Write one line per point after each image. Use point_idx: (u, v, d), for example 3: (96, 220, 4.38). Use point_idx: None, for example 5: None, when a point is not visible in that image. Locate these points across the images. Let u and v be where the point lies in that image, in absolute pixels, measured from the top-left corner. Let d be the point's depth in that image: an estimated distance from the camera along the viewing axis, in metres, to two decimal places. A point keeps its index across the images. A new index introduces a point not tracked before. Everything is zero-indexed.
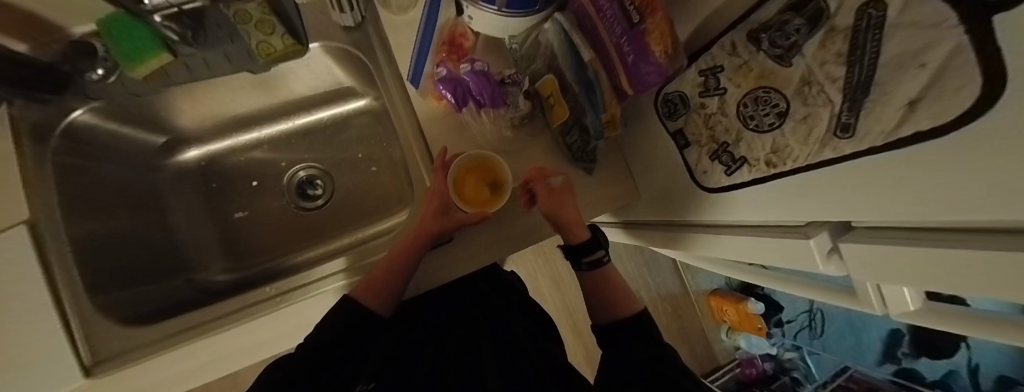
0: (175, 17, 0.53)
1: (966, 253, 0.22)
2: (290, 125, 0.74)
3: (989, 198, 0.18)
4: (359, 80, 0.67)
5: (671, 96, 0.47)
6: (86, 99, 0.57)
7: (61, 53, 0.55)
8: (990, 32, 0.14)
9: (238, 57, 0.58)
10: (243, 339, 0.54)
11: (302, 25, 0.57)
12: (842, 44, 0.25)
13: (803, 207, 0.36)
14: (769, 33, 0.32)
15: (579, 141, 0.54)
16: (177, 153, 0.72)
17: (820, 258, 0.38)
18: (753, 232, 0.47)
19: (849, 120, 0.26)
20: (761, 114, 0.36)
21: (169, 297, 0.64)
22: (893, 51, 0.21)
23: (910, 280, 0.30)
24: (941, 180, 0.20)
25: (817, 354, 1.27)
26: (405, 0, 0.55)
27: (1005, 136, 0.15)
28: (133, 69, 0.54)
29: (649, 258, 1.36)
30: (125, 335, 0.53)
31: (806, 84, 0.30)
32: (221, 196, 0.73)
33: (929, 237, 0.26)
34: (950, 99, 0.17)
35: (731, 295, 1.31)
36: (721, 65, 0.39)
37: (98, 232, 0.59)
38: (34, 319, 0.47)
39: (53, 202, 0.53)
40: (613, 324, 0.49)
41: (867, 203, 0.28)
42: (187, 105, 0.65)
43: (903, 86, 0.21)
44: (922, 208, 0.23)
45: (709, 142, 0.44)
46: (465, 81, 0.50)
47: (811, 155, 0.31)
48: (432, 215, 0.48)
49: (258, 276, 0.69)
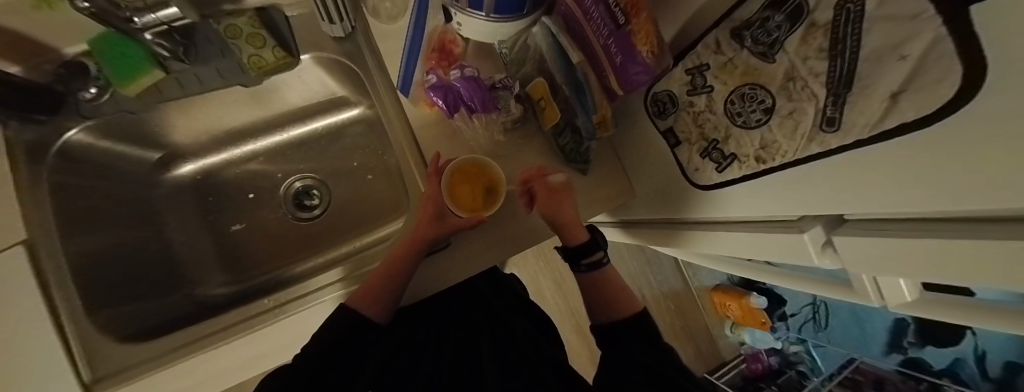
0: (164, 34, 0.53)
1: (958, 241, 0.22)
2: (285, 136, 0.74)
3: (973, 186, 0.18)
4: (351, 89, 0.68)
5: (660, 95, 0.47)
6: (79, 118, 0.57)
7: (54, 73, 0.55)
8: (968, 22, 0.14)
9: (229, 71, 0.58)
10: (244, 351, 0.53)
11: (293, 37, 0.57)
12: (822, 39, 0.25)
13: (795, 202, 0.36)
14: (752, 30, 0.32)
15: (572, 143, 0.54)
16: (173, 168, 0.72)
17: (815, 252, 0.38)
18: (750, 227, 0.47)
19: (834, 114, 0.26)
20: (748, 110, 0.36)
21: (169, 312, 0.63)
22: (873, 45, 0.21)
23: (909, 271, 0.29)
24: (928, 171, 0.20)
25: (823, 347, 1.26)
26: (394, 10, 0.57)
27: (985, 125, 0.15)
28: (124, 87, 0.54)
29: (649, 256, 1.36)
30: (125, 351, 0.52)
31: (791, 79, 0.30)
32: (218, 209, 0.73)
33: (921, 227, 0.27)
34: (932, 90, 0.18)
35: (733, 290, 1.30)
36: (706, 64, 0.39)
37: (95, 249, 0.59)
38: (35, 337, 0.47)
39: (49, 221, 0.54)
40: (612, 324, 0.49)
41: (856, 195, 0.28)
42: (181, 121, 0.66)
43: (884, 78, 0.21)
44: (911, 199, 0.23)
45: (699, 140, 0.44)
46: (456, 87, 0.50)
47: (800, 150, 0.31)
48: (427, 221, 0.48)
49: (257, 288, 0.69)
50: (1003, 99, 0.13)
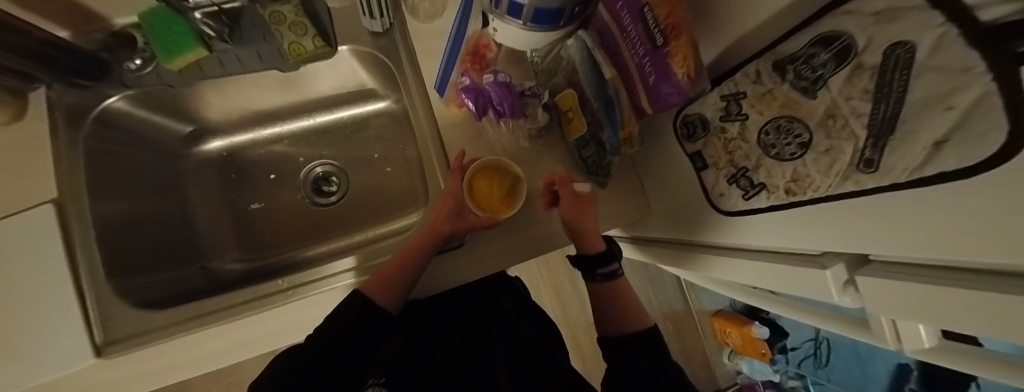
0: (213, 15, 0.56)
1: (980, 294, 0.22)
2: (312, 122, 0.76)
3: (992, 244, 0.18)
4: (381, 82, 0.69)
5: (690, 118, 0.48)
6: (121, 88, 0.59)
7: (103, 42, 0.58)
8: (1017, 84, 0.14)
9: (269, 55, 0.60)
10: (263, 323, 0.56)
11: (332, 29, 0.59)
12: (869, 80, 0.26)
13: (819, 238, 0.36)
14: (795, 65, 0.33)
15: (595, 156, 0.54)
16: (202, 143, 0.74)
17: (835, 289, 0.37)
18: (766, 256, 0.47)
19: (873, 156, 0.26)
20: (783, 143, 0.36)
21: (183, 283, 0.65)
22: (920, 93, 0.22)
23: (933, 319, 0.29)
24: (951, 218, 0.21)
25: (820, 385, 1.24)
26: (433, 10, 0.58)
27: (1019, 186, 0.15)
28: (170, 61, 0.56)
29: (653, 274, 1.35)
30: (138, 318, 0.53)
31: (831, 117, 0.30)
32: (240, 187, 0.75)
33: (942, 274, 0.27)
34: (975, 142, 0.18)
35: (737, 318, 1.28)
36: (743, 92, 0.40)
37: (121, 215, 0.61)
38: (56, 295, 0.49)
39: (80, 183, 0.55)
40: (623, 336, 0.49)
41: (880, 235, 0.28)
42: (215, 100, 0.68)
43: (930, 127, 0.21)
44: (931, 243, 0.24)
45: (728, 166, 0.44)
46: (487, 90, 0.51)
47: (832, 187, 0.31)
48: (445, 215, 0.49)
49: (270, 267, 0.70)
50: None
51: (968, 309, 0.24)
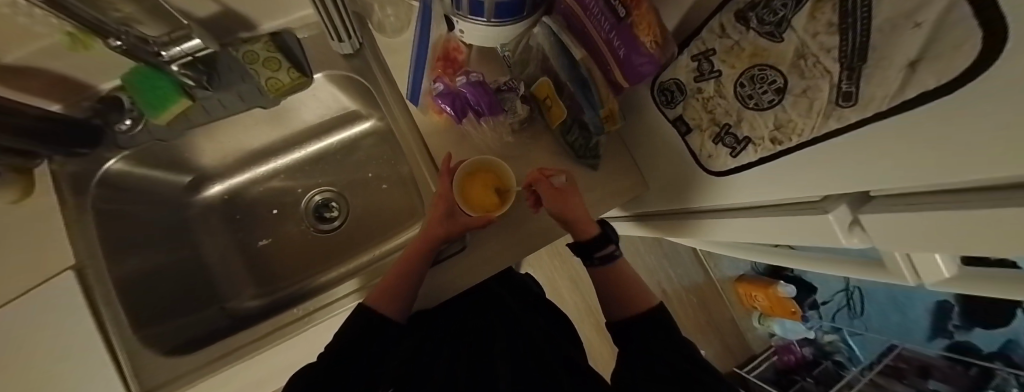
0: (189, 64, 0.56)
1: (994, 210, 0.21)
2: (304, 153, 0.77)
3: (967, 162, 0.18)
4: (362, 103, 0.70)
5: (667, 84, 0.47)
6: (117, 149, 0.62)
7: (91, 108, 0.61)
8: None
9: (250, 94, 0.62)
10: (280, 352, 0.58)
11: (305, 58, 0.61)
12: (832, 12, 0.25)
13: (810, 183, 0.35)
14: (757, 11, 0.33)
15: (581, 139, 0.54)
16: (203, 190, 0.75)
17: (841, 232, 0.37)
18: (769, 212, 0.46)
19: (851, 88, 0.25)
20: (760, 92, 0.35)
21: (205, 326, 0.67)
22: (885, 14, 0.21)
23: (954, 246, 0.27)
24: (931, 143, 0.20)
25: (859, 335, 1.23)
26: (399, 22, 0.59)
27: (991, 96, 0.14)
28: (156, 116, 0.59)
29: (668, 248, 1.33)
30: (170, 364, 0.55)
31: (801, 57, 0.29)
32: (245, 226, 0.76)
33: (947, 199, 0.25)
34: (950, 56, 0.17)
35: (759, 280, 1.24)
36: (712, 49, 0.39)
37: (138, 271, 0.64)
38: (83, 354, 0.51)
39: (94, 247, 0.58)
40: (628, 319, 0.49)
41: (875, 172, 0.26)
42: (207, 144, 0.70)
43: (902, 48, 0.20)
44: (914, 172, 0.23)
45: (711, 126, 0.43)
46: (463, 93, 0.51)
47: (816, 128, 0.30)
48: (438, 219, 0.50)
49: (287, 299, 0.71)
50: (1005, 75, 0.13)
51: (997, 232, 0.22)
